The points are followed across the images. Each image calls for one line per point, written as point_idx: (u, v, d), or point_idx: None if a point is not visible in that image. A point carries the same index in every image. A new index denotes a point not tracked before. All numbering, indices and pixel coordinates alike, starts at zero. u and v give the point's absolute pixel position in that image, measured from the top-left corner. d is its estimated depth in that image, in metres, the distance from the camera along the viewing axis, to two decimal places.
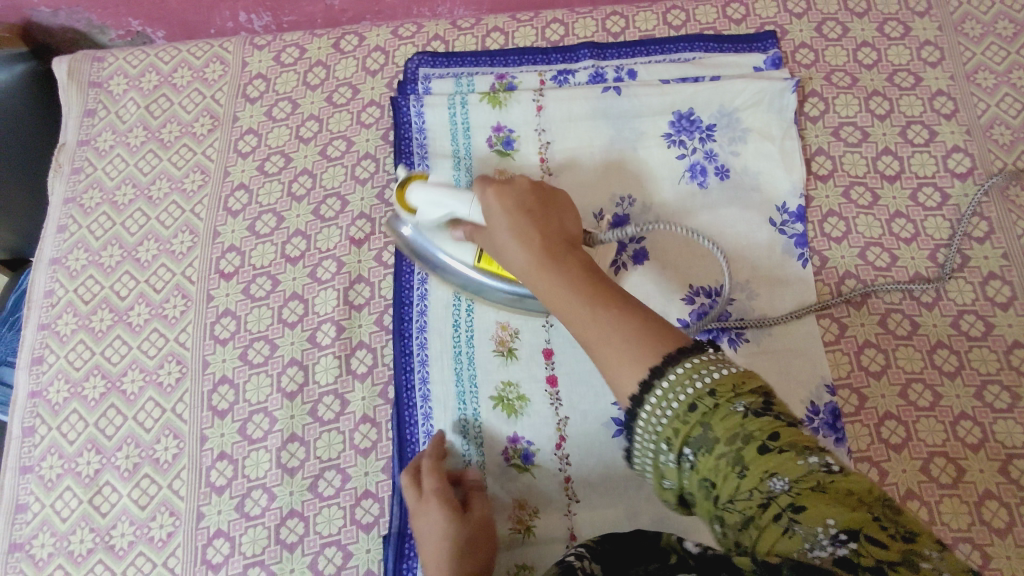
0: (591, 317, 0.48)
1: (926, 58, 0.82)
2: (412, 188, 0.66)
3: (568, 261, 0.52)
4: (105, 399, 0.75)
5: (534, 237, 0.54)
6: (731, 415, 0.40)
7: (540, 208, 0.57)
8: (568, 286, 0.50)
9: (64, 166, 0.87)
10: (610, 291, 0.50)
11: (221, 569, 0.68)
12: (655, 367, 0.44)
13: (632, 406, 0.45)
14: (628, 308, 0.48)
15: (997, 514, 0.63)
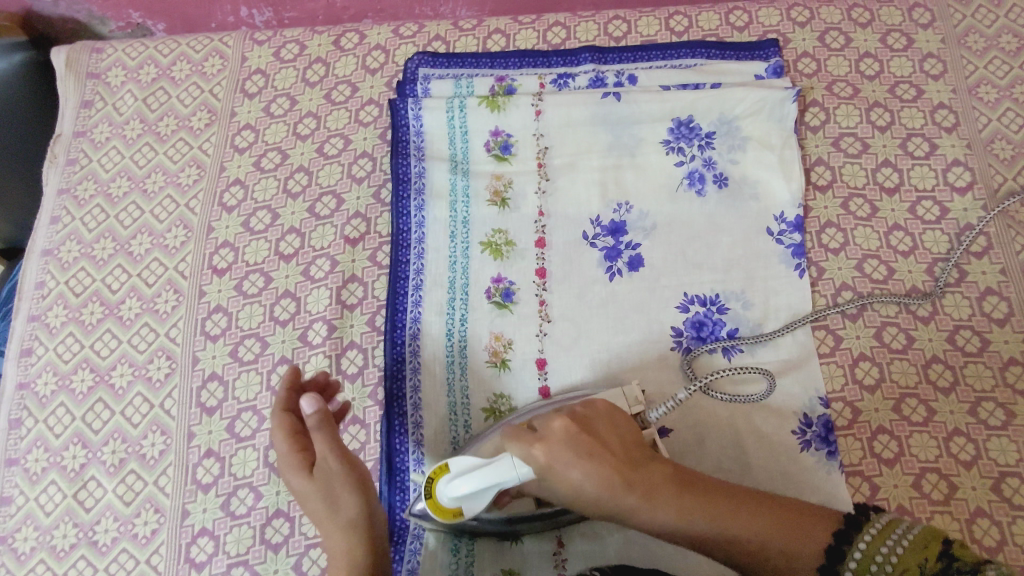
0: (712, 519, 0.51)
1: (928, 71, 0.82)
2: (440, 488, 0.58)
3: (649, 473, 0.53)
4: (94, 393, 0.75)
5: (608, 471, 0.53)
6: (921, 570, 0.47)
7: (592, 431, 0.56)
8: (668, 505, 0.52)
9: (60, 157, 0.87)
10: (681, 477, 0.54)
11: (205, 568, 0.67)
12: (831, 544, 0.50)
13: (830, 567, 0.49)
14: (731, 503, 0.52)
15: (988, 532, 0.63)
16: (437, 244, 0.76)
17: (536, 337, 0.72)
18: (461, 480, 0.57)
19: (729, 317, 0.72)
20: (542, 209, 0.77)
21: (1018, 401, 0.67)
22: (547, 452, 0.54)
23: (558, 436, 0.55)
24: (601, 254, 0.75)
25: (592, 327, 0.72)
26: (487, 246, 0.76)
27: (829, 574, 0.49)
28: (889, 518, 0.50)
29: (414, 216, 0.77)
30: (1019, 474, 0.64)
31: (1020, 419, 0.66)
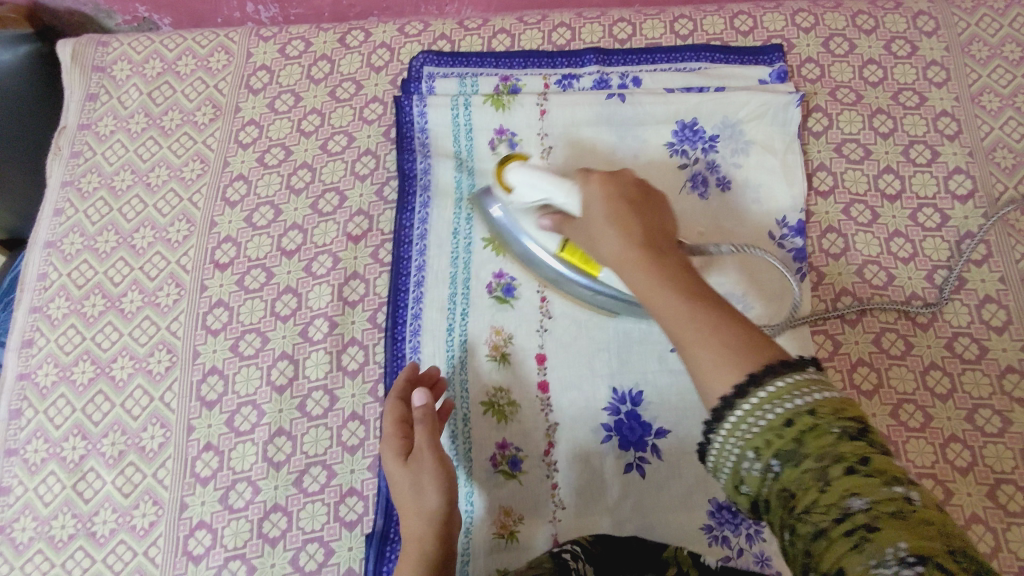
0: (689, 311, 0.45)
1: (931, 78, 0.82)
2: (513, 167, 0.65)
3: (667, 257, 0.51)
4: (94, 385, 0.75)
5: (635, 232, 0.53)
6: (818, 437, 0.38)
7: (641, 205, 0.56)
8: (664, 277, 0.48)
9: (64, 150, 0.87)
10: (706, 293, 0.47)
11: (202, 561, 0.67)
12: (752, 375, 0.41)
13: (727, 400, 0.42)
14: (720, 308, 0.46)
15: (983, 538, 0.63)
16: (440, 242, 0.76)
17: (537, 334, 0.72)
18: (522, 178, 0.64)
19: None
20: None
21: (1015, 409, 0.67)
22: (603, 189, 0.57)
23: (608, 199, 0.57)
24: None
25: (593, 326, 0.72)
26: (489, 243, 0.76)
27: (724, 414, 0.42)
28: (823, 382, 0.41)
29: (417, 212, 0.78)
30: (1014, 481, 0.65)
31: (1016, 427, 0.67)
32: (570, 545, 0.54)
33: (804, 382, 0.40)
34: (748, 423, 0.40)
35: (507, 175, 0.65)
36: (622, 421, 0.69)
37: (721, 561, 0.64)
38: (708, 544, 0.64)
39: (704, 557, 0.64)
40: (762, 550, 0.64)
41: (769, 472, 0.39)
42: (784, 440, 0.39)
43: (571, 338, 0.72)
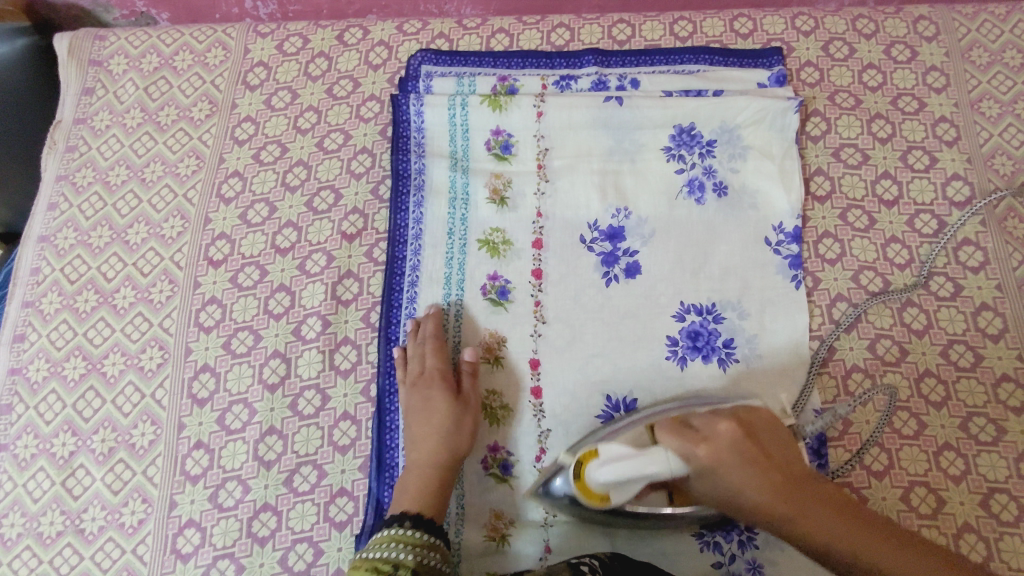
0: (862, 551, 0.50)
1: (931, 84, 0.81)
2: (590, 471, 0.57)
3: (811, 488, 0.53)
4: (85, 380, 0.75)
5: (772, 474, 0.53)
6: None
7: (761, 446, 0.55)
8: (815, 514, 0.51)
9: (59, 144, 0.86)
10: (844, 501, 0.53)
11: (191, 560, 0.67)
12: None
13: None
14: (883, 536, 0.51)
15: (974, 547, 0.63)
16: (435, 242, 0.76)
17: (531, 337, 0.72)
18: (606, 475, 0.56)
19: (725, 326, 0.71)
20: (541, 210, 0.77)
21: (1009, 418, 0.67)
22: (711, 448, 0.54)
23: (727, 437, 0.55)
24: (598, 258, 0.75)
25: (587, 329, 0.72)
26: (485, 244, 0.76)
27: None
28: None
29: (412, 212, 0.77)
30: (1008, 490, 0.64)
31: (1011, 436, 0.66)
32: (587, 556, 0.54)
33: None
34: None
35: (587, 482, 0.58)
36: None
37: (712, 567, 0.64)
38: (700, 551, 0.64)
39: (695, 563, 0.64)
40: (754, 558, 0.64)
41: None
42: None
43: (565, 342, 0.72)
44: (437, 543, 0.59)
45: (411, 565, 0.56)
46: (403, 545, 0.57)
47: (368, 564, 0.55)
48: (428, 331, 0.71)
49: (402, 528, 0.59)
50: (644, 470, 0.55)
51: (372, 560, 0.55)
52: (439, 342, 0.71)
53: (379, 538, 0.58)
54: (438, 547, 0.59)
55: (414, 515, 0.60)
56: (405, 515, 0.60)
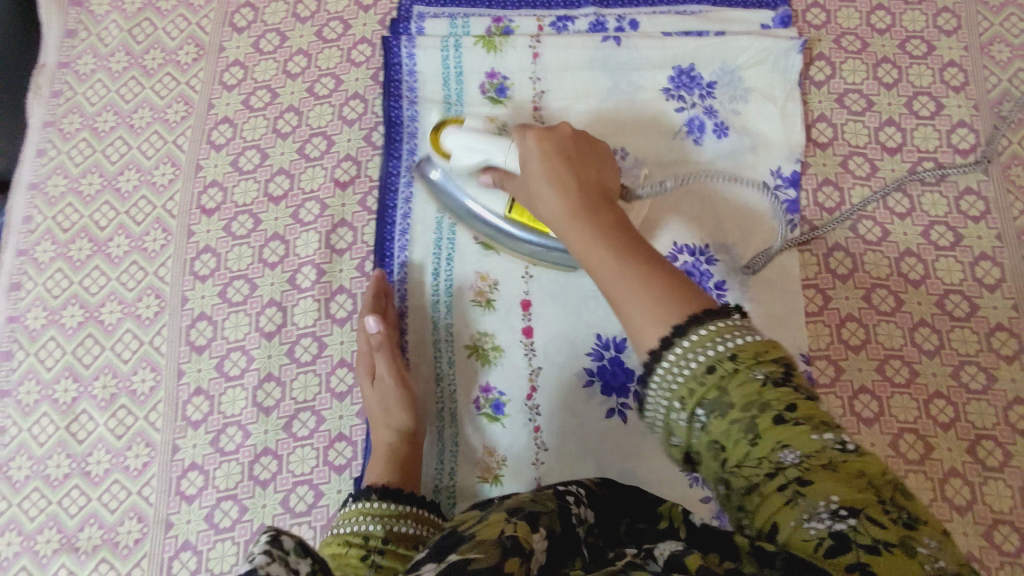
0: (603, 245, 0.46)
1: (941, 26, 0.79)
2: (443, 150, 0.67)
3: (603, 209, 0.50)
4: (84, 328, 0.75)
5: (570, 187, 0.51)
6: (751, 387, 0.37)
7: (574, 155, 0.55)
8: (601, 242, 0.46)
9: (44, 88, 0.84)
10: (631, 232, 0.48)
11: (195, 501, 0.69)
12: (677, 326, 0.40)
13: (657, 350, 0.40)
14: (662, 272, 0.43)
15: (959, 491, 0.64)
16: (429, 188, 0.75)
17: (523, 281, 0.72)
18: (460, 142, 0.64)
19: (718, 267, 0.71)
20: None
21: (1000, 366, 0.67)
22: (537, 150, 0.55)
23: (540, 155, 0.55)
24: None
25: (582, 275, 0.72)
26: None
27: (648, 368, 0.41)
28: (751, 329, 0.40)
29: (405, 158, 0.76)
30: (994, 437, 0.66)
31: (1000, 384, 0.67)
32: (573, 483, 0.46)
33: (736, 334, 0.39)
34: (675, 373, 0.39)
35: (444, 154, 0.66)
36: (605, 366, 0.69)
37: (700, 501, 0.66)
38: (690, 487, 0.66)
39: (685, 497, 0.66)
40: None
41: (695, 422, 0.39)
42: (714, 384, 0.38)
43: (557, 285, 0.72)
44: (408, 510, 0.59)
45: (381, 535, 0.56)
46: (370, 517, 0.57)
47: (340, 539, 0.56)
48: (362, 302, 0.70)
49: (368, 501, 0.59)
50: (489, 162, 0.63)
51: (344, 535, 0.56)
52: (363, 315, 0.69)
53: (347, 513, 0.58)
54: (408, 514, 0.59)
55: (379, 487, 0.60)
56: (371, 488, 0.60)
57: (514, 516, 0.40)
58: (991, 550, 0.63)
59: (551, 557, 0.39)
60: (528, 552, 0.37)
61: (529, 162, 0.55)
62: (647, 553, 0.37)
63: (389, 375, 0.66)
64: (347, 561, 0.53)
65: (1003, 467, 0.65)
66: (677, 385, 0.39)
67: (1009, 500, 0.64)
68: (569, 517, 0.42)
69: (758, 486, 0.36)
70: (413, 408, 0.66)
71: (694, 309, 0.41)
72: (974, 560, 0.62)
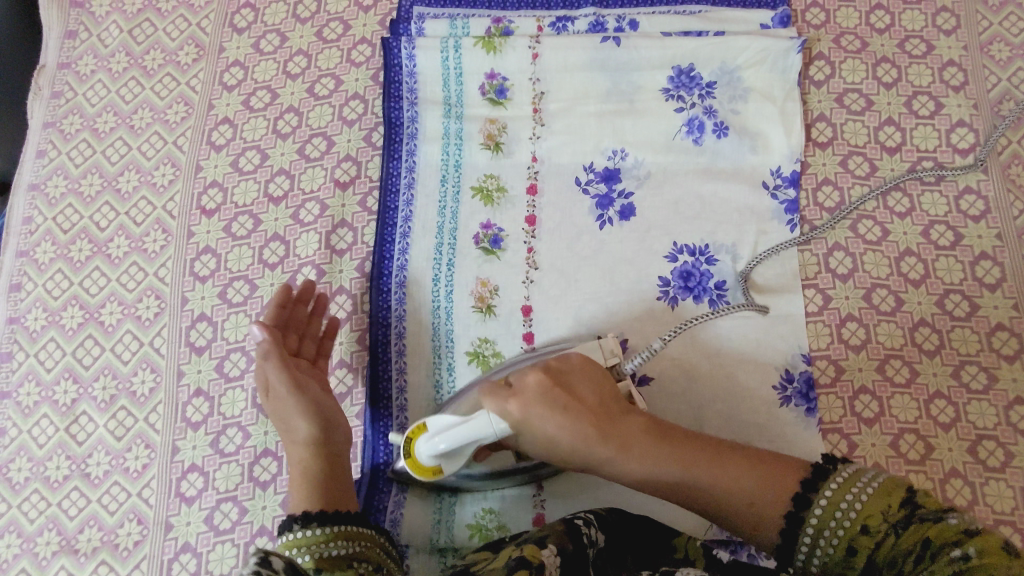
0: (688, 477, 0.53)
1: (941, 25, 0.79)
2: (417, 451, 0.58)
3: (628, 429, 0.54)
4: (84, 329, 0.75)
5: (581, 425, 0.54)
6: (884, 540, 0.45)
7: (562, 378, 0.57)
8: (650, 471, 0.53)
9: (44, 90, 0.84)
10: (660, 427, 0.55)
11: (195, 502, 0.69)
12: (796, 514, 0.50)
13: (789, 532, 0.50)
14: (739, 456, 0.54)
15: (960, 491, 0.64)
16: (428, 190, 0.75)
17: (523, 283, 0.72)
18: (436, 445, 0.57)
19: (718, 268, 0.71)
20: (536, 155, 0.76)
21: (1001, 366, 0.67)
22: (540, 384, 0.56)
23: (535, 393, 0.55)
24: (593, 202, 0.74)
25: (581, 276, 0.72)
26: (478, 191, 0.75)
27: (785, 550, 0.50)
28: (854, 472, 0.49)
29: (405, 159, 0.76)
30: (995, 437, 0.65)
31: (1001, 384, 0.67)
32: (583, 511, 0.53)
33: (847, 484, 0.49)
34: (828, 539, 0.48)
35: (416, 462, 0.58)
36: None
37: None
38: None
39: None
40: None
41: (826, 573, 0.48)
42: (845, 544, 0.47)
43: (557, 287, 0.72)
44: (337, 530, 0.52)
45: (311, 567, 0.50)
46: (298, 550, 0.51)
47: None
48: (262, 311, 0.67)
49: (294, 532, 0.52)
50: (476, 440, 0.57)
51: None
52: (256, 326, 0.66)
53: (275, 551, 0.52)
54: (338, 534, 0.52)
55: (301, 514, 0.54)
56: (294, 518, 0.54)
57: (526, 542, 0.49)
58: None
59: (566, 571, 0.47)
60: (539, 566, 0.45)
61: (552, 436, 0.54)
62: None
63: (285, 388, 0.62)
64: None
65: (1004, 468, 0.65)
66: (821, 555, 0.48)
67: (1010, 500, 0.64)
68: (579, 538, 0.49)
69: (905, 571, 0.44)
70: (319, 417, 0.61)
71: (795, 480, 0.51)
72: None
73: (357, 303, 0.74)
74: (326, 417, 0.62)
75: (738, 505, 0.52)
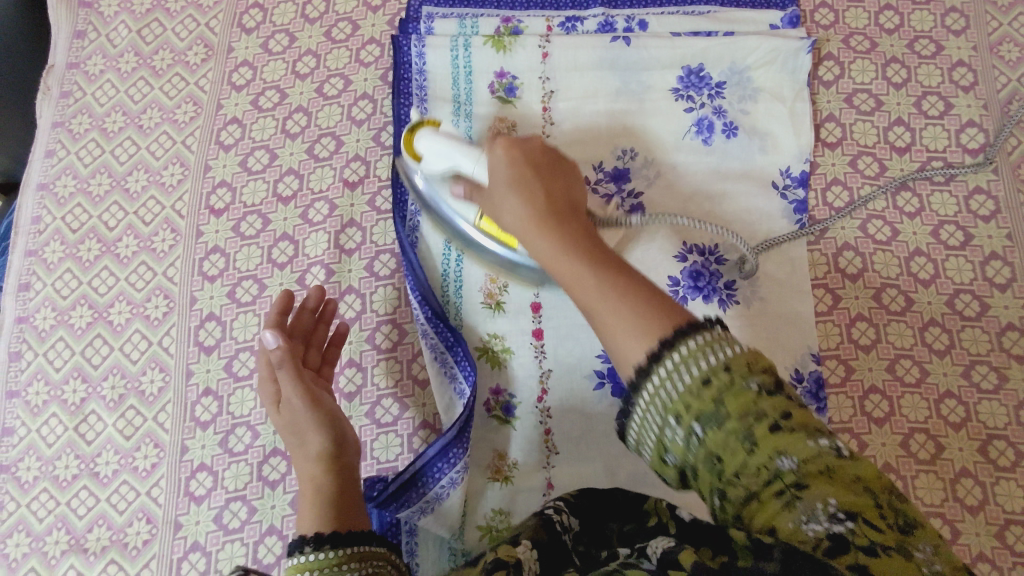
0: (600, 286, 0.45)
1: (949, 26, 0.79)
2: (421, 134, 0.66)
3: (568, 220, 0.50)
4: (92, 329, 0.75)
5: (534, 195, 0.52)
6: (737, 386, 0.37)
7: (546, 165, 0.55)
8: (576, 260, 0.47)
9: (53, 89, 0.84)
10: (598, 248, 0.48)
11: (204, 502, 0.69)
12: (661, 342, 0.40)
13: (645, 367, 0.40)
14: (647, 295, 0.43)
15: (970, 491, 0.64)
16: None
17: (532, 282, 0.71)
18: (431, 144, 0.65)
19: (727, 268, 0.71)
20: None
21: (1011, 366, 0.67)
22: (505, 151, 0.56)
23: (521, 148, 0.56)
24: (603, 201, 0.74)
25: None
26: None
27: (635, 387, 0.40)
28: (733, 336, 0.40)
29: None
30: (1006, 437, 0.65)
31: (1011, 384, 0.67)
32: (550, 498, 0.49)
33: (730, 342, 0.39)
34: (678, 380, 0.39)
35: (416, 144, 0.66)
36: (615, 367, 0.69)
37: None
38: None
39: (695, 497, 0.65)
40: None
41: (691, 438, 0.38)
42: (711, 394, 0.37)
43: None
44: (347, 551, 0.49)
45: None
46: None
47: None
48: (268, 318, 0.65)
49: (305, 555, 0.49)
50: (460, 168, 0.62)
51: None
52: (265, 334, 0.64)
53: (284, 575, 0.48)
54: (349, 556, 0.49)
55: (314, 535, 0.50)
56: (303, 539, 0.50)
57: (502, 537, 0.45)
58: (1004, 551, 0.62)
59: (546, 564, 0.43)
60: (516, 563, 0.42)
61: (501, 171, 0.55)
62: (640, 555, 0.39)
63: (297, 397, 0.60)
64: None
65: (1015, 468, 0.64)
66: (672, 401, 0.39)
67: (1021, 500, 0.63)
68: (555, 528, 0.45)
69: (755, 494, 0.36)
70: (334, 432, 0.59)
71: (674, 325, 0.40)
72: (986, 560, 0.62)
73: (367, 302, 0.73)
74: (336, 427, 0.59)
75: (626, 349, 0.42)
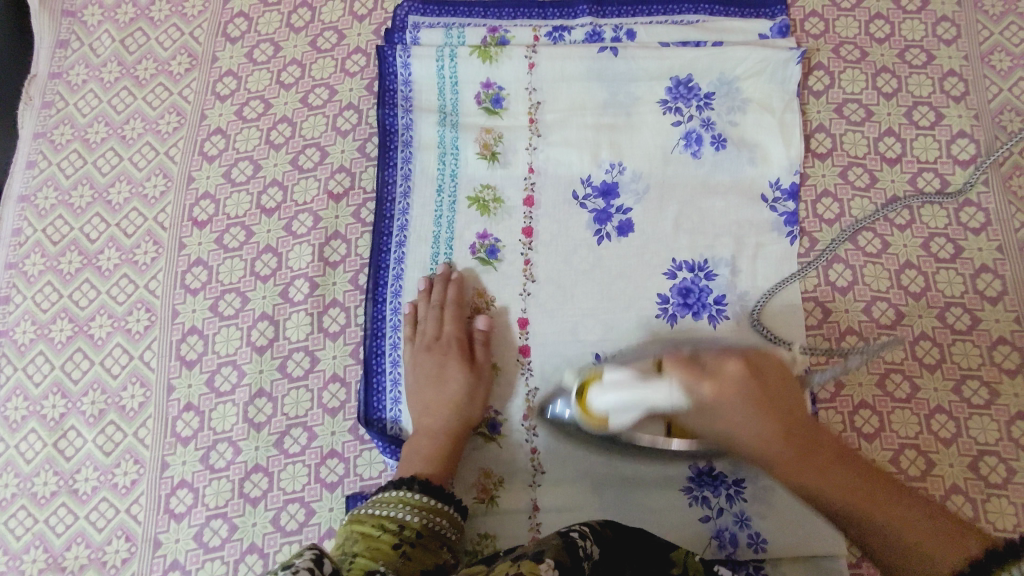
0: (856, 498, 0.49)
1: (940, 35, 0.78)
2: None
3: (810, 453, 0.50)
4: (73, 343, 0.74)
5: (772, 429, 0.50)
6: None
7: (772, 397, 0.51)
8: (844, 495, 0.49)
9: (35, 99, 0.83)
10: (850, 454, 0.51)
11: (184, 519, 0.68)
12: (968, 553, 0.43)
13: None
14: (898, 507, 0.48)
15: (961, 508, 0.63)
16: (424, 199, 0.74)
17: (520, 297, 0.71)
18: None
19: (717, 283, 0.70)
20: (533, 166, 0.75)
21: (1003, 381, 0.66)
22: (718, 392, 0.50)
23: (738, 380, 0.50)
24: (591, 216, 0.73)
25: (579, 292, 0.70)
26: (475, 202, 0.74)
27: None
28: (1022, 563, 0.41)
29: (400, 168, 0.75)
30: (997, 453, 0.64)
31: (1003, 399, 0.66)
32: (578, 523, 0.50)
33: None
34: None
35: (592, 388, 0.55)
36: None
37: (700, 521, 0.64)
38: (689, 507, 0.65)
39: (682, 516, 0.64)
40: (742, 510, 0.64)
41: None
42: None
43: (554, 301, 0.70)
44: (443, 508, 0.58)
45: (417, 527, 0.56)
46: (408, 507, 0.57)
47: (373, 519, 0.55)
48: (449, 294, 0.70)
49: (408, 491, 0.58)
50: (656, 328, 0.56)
51: (379, 517, 0.55)
52: (459, 303, 0.70)
53: (385, 498, 0.57)
54: (442, 512, 0.58)
55: (422, 479, 0.59)
56: (413, 479, 0.59)
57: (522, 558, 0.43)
58: None
59: None
60: None
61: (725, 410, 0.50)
62: None
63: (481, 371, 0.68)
64: (377, 543, 0.53)
65: (1007, 484, 0.63)
66: None
67: (1012, 518, 0.62)
68: (575, 550, 0.45)
69: None
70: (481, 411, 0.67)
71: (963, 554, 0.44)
72: None
73: (353, 317, 0.72)
74: (483, 401, 0.67)
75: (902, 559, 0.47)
